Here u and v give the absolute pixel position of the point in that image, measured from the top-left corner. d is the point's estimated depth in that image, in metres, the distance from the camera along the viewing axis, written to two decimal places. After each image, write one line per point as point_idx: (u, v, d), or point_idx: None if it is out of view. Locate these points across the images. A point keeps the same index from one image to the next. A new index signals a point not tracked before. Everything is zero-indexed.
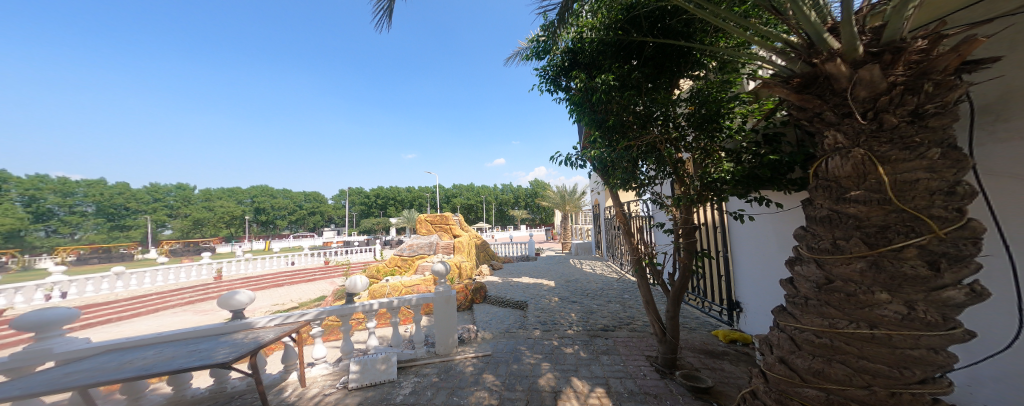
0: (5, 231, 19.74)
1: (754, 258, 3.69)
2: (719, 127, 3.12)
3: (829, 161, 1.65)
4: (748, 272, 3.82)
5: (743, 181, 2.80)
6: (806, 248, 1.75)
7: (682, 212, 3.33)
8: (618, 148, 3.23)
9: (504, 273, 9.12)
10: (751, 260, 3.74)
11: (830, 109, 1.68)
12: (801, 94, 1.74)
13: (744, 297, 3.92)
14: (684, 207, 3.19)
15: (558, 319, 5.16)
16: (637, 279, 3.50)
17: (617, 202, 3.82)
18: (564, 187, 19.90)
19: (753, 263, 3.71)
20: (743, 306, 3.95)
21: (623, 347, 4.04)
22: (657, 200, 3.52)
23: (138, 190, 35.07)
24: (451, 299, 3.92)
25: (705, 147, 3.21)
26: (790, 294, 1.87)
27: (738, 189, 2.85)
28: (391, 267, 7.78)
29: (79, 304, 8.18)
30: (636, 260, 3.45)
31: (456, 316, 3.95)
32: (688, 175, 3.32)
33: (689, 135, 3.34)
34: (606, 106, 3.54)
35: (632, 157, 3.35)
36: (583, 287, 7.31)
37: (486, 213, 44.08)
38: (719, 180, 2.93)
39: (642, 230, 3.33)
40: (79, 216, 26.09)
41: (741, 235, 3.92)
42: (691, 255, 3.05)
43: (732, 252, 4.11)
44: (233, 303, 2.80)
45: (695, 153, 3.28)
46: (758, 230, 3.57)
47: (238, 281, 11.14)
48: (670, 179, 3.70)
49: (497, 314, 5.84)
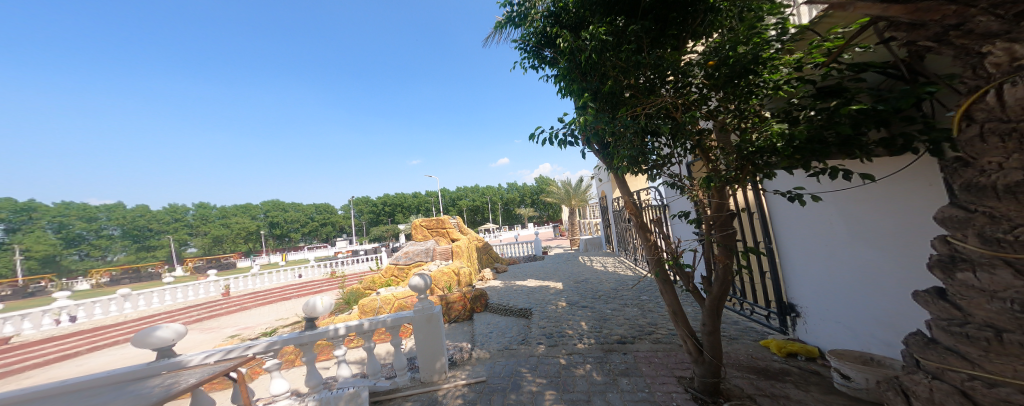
0: (39, 257, 20.73)
1: (812, 249, 2.85)
2: (754, 82, 2.28)
3: (1015, 86, 0.94)
4: (803, 267, 3.00)
5: (804, 148, 1.89)
6: (981, 243, 1.04)
7: (711, 196, 2.50)
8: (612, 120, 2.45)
9: (508, 276, 8.47)
10: (808, 251, 2.91)
11: (983, 13, 1.01)
12: (914, 4, 1.07)
13: (799, 298, 3.09)
14: (716, 192, 2.36)
15: (566, 330, 4.45)
16: (659, 286, 2.76)
17: (624, 192, 3.06)
18: (569, 181, 19.04)
19: (810, 255, 2.87)
20: (800, 310, 3.12)
21: (646, 365, 3.31)
22: (676, 181, 2.79)
23: (158, 211, 36.20)
24: (434, 317, 3.33)
25: (737, 110, 2.40)
26: (953, 320, 1.14)
27: (792, 160, 1.98)
28: (387, 277, 7.41)
29: (88, 327, 7.73)
30: (656, 264, 2.69)
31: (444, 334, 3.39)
32: (715, 148, 2.54)
33: (714, 97, 2.53)
34: (600, 72, 2.82)
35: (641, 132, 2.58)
36: (595, 289, 6.54)
37: (495, 213, 43.62)
38: (763, 150, 2.03)
39: (661, 223, 2.55)
40: (106, 239, 27.21)
41: (789, 221, 3.10)
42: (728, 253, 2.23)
43: (778, 242, 3.28)
44: (153, 340, 2.15)
45: (724, 119, 2.46)
46: (816, 214, 2.75)
47: (246, 296, 10.76)
48: (692, 157, 2.92)
49: (498, 325, 5.41)
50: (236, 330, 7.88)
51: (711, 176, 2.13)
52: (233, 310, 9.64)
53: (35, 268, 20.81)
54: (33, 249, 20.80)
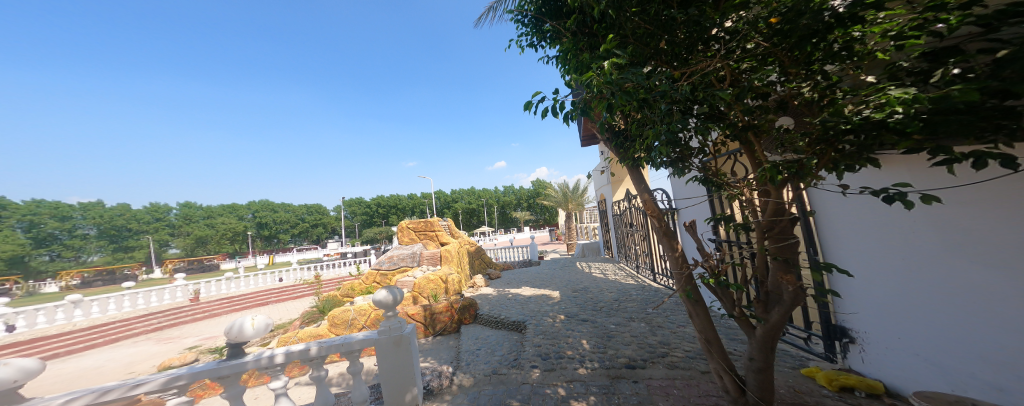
0: (6, 258, 19.60)
1: (879, 265, 2.25)
2: (842, 39, 1.48)
3: None
4: (864, 287, 2.39)
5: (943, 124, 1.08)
6: None
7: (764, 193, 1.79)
8: (638, 76, 1.71)
9: (501, 283, 7.85)
10: (873, 268, 2.30)
11: None
12: None
13: (859, 325, 2.49)
14: (773, 190, 1.62)
15: (565, 350, 3.84)
16: (687, 309, 2.14)
17: (637, 191, 2.42)
18: (567, 184, 18.51)
19: (873, 270, 2.29)
20: (858, 338, 2.51)
21: (663, 400, 2.71)
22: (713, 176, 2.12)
23: (138, 211, 34.71)
24: (404, 340, 2.71)
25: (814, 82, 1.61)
26: None
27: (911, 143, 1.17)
28: (367, 284, 6.73)
29: (25, 338, 6.84)
30: (684, 282, 2.06)
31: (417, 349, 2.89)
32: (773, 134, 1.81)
33: (778, 65, 1.76)
34: (618, 36, 2.22)
35: (675, 111, 1.83)
36: (595, 299, 5.92)
37: (490, 216, 42.94)
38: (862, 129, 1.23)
39: (695, 228, 1.87)
40: (79, 239, 25.87)
41: (846, 231, 2.48)
42: (794, 267, 1.60)
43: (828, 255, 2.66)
44: None
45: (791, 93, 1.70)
46: (892, 222, 2.14)
47: (216, 301, 9.92)
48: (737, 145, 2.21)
49: (487, 341, 4.79)
50: (199, 341, 7.12)
51: (772, 167, 1.39)
52: (200, 318, 8.83)
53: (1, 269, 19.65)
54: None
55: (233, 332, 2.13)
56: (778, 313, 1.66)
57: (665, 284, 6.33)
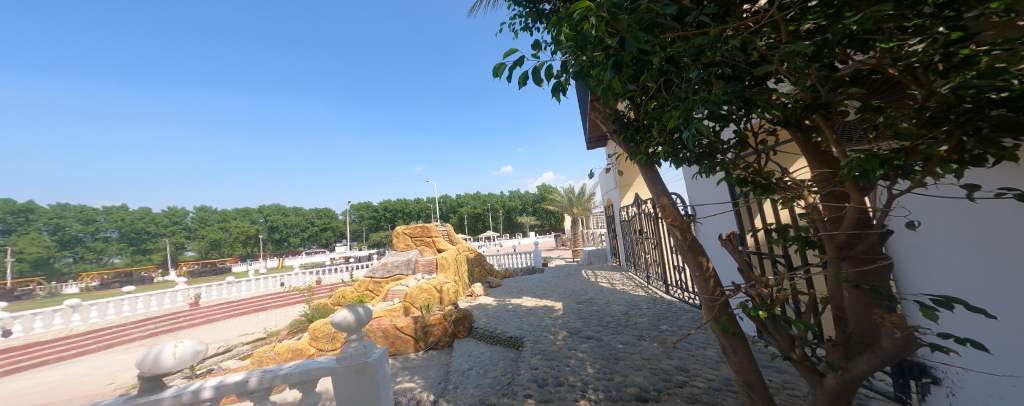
0: (31, 259, 20.30)
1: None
2: None
3: None
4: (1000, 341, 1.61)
5: None
6: None
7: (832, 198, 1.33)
8: (664, 5, 1.14)
9: (501, 292, 7.40)
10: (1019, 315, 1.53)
11: None
12: None
13: (960, 373, 1.83)
14: (850, 191, 1.21)
15: (565, 375, 3.35)
16: (720, 343, 1.67)
17: (655, 192, 1.97)
18: (573, 188, 17.98)
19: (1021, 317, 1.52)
20: (953, 383, 1.89)
21: None
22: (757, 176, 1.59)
23: (155, 214, 35.72)
24: (368, 370, 2.24)
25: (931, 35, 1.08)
26: None
27: None
28: (360, 292, 6.38)
29: (18, 344, 6.73)
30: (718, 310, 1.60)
31: (389, 377, 2.45)
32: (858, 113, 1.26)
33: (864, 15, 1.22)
34: None
35: (714, 80, 1.31)
36: (602, 312, 5.42)
37: (497, 221, 42.61)
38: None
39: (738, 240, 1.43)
40: (99, 242, 26.68)
41: (968, 254, 1.70)
42: (887, 299, 1.14)
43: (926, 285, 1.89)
44: None
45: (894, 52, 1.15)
46: None
47: (214, 306, 9.77)
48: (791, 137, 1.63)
49: (480, 358, 4.34)
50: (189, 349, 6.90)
51: (870, 158, 1.01)
52: (195, 324, 8.67)
53: (26, 270, 20.37)
54: (25, 251, 20.45)
55: (148, 361, 1.71)
56: (862, 362, 1.17)
57: (678, 297, 5.76)
